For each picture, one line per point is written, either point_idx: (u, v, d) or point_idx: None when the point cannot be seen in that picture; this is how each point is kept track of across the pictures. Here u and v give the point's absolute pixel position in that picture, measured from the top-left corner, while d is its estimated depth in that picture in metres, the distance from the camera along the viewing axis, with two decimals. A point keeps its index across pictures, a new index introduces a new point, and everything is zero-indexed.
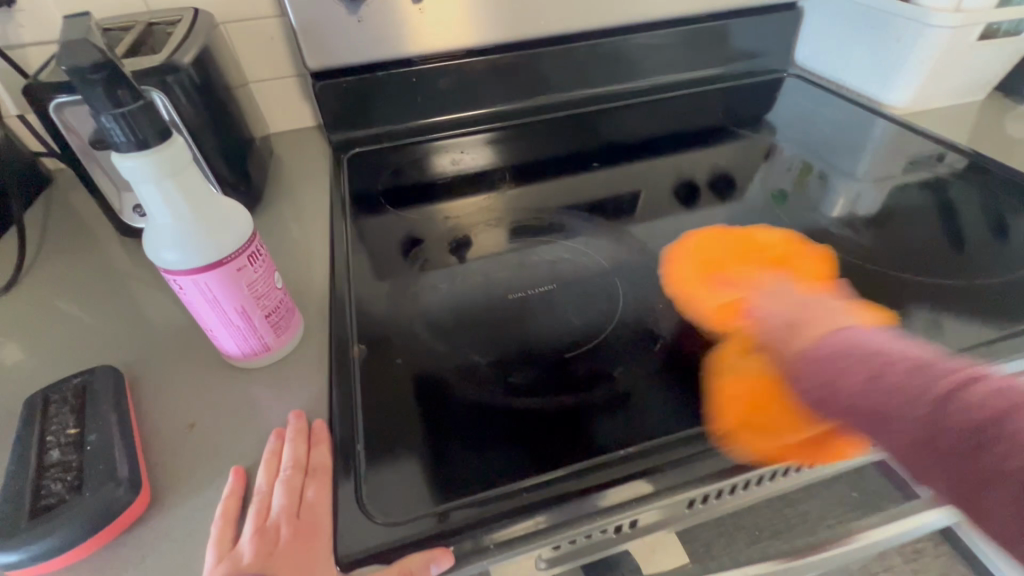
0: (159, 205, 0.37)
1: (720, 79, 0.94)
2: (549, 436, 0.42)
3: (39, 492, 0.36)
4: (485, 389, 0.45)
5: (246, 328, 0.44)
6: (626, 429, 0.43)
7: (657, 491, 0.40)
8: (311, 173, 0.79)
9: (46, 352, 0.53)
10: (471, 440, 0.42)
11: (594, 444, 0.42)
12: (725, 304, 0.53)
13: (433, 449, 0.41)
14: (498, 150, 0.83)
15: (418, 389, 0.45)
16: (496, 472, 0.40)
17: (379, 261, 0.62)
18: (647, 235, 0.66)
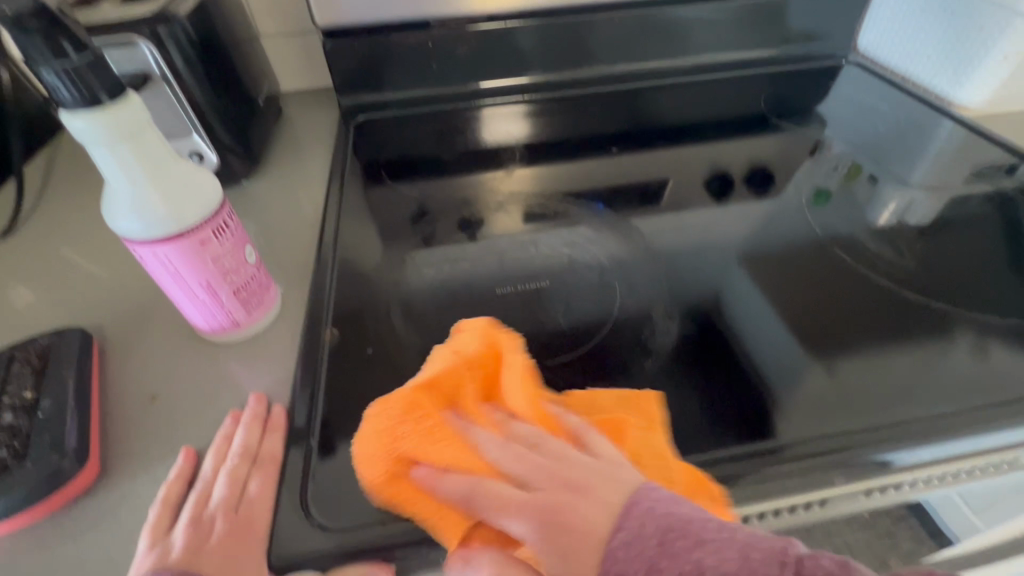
0: (113, 171, 0.35)
1: (771, 62, 0.86)
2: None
3: None
4: None
5: (213, 303, 0.42)
6: None
7: None
8: (316, 138, 0.76)
9: (29, 304, 0.53)
10: None
11: None
12: (439, 509, 0.34)
13: None
14: (537, 123, 0.79)
15: None
16: None
17: (372, 238, 0.59)
18: (662, 233, 0.61)
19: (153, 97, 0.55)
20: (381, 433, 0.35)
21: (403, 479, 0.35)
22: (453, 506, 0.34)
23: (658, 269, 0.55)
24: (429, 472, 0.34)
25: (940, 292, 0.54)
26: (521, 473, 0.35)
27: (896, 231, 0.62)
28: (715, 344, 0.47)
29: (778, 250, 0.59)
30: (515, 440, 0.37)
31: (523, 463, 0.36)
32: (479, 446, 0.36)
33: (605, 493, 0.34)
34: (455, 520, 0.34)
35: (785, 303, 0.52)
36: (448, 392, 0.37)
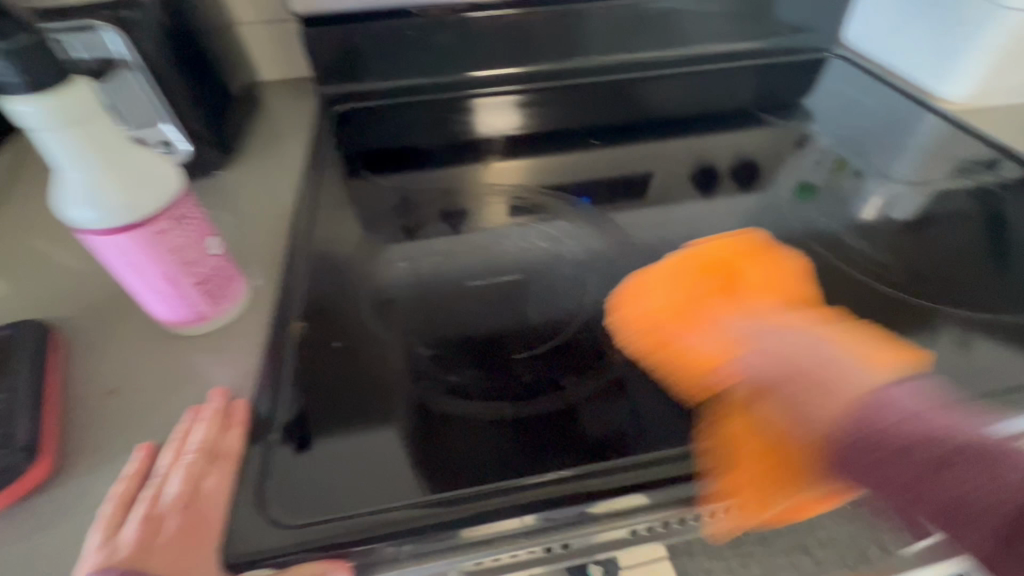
0: (63, 158, 0.34)
1: (759, 55, 0.85)
2: (482, 449, 0.38)
3: None
4: (456, 381, 0.42)
5: (175, 296, 0.41)
6: (616, 435, 0.39)
7: (652, 504, 0.37)
8: (295, 128, 0.74)
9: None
10: (463, 426, 0.40)
11: (565, 454, 0.38)
12: (711, 360, 0.42)
13: (420, 439, 0.39)
14: (530, 113, 0.78)
15: (392, 369, 0.43)
16: (481, 469, 0.37)
17: (348, 230, 0.58)
18: (643, 227, 0.60)
19: (120, 85, 0.54)
20: (655, 296, 0.48)
21: (655, 335, 0.45)
22: (709, 353, 0.42)
23: (636, 264, 0.55)
24: (706, 339, 0.44)
25: (919, 287, 0.53)
26: (773, 349, 0.41)
27: (878, 226, 0.62)
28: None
29: (758, 245, 0.58)
30: (793, 331, 0.43)
31: (782, 340, 0.42)
32: (743, 327, 0.43)
33: (840, 373, 0.38)
34: (710, 363, 0.42)
35: None
36: (715, 281, 0.49)
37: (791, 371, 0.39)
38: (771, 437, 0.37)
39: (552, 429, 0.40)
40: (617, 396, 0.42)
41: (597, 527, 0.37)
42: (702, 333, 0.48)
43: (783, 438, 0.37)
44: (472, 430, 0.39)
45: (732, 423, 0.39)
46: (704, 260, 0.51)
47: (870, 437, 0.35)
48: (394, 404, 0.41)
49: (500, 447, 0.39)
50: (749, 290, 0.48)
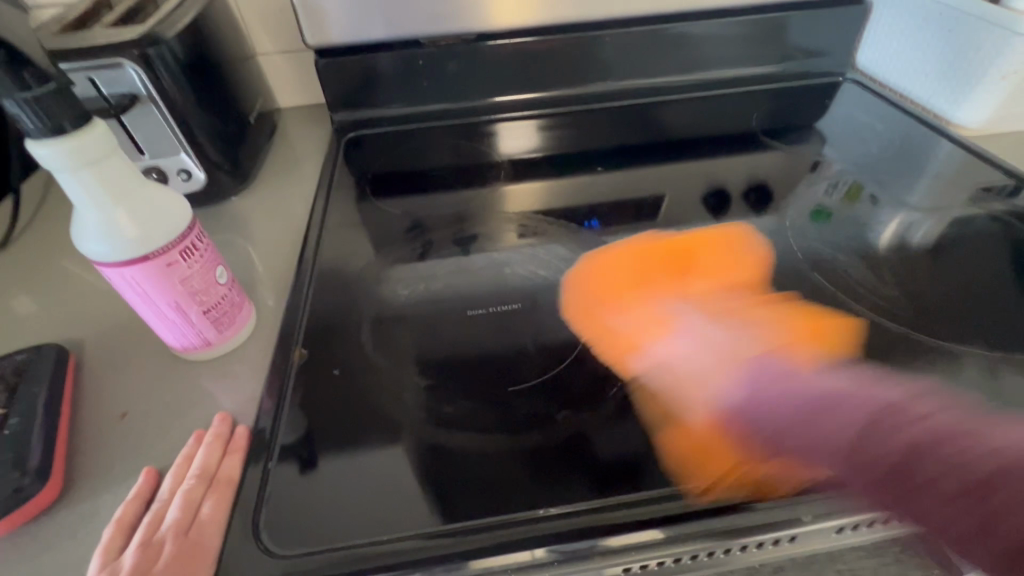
0: (79, 196, 0.36)
1: (770, 79, 0.84)
2: (473, 482, 0.39)
3: None
4: (459, 411, 0.43)
5: (183, 323, 0.43)
6: (628, 471, 0.39)
7: (668, 539, 0.37)
8: (308, 153, 0.76)
9: (17, 314, 0.54)
10: (468, 457, 0.40)
11: (571, 488, 0.38)
12: (652, 323, 0.49)
13: (427, 469, 0.39)
14: (546, 136, 0.79)
15: (387, 397, 0.44)
16: (488, 501, 0.38)
17: (355, 255, 0.59)
18: (650, 253, 0.60)
19: (142, 117, 0.56)
20: (611, 272, 0.56)
21: (597, 309, 0.51)
22: (645, 326, 0.49)
23: (637, 293, 0.54)
24: (652, 305, 0.51)
25: (929, 321, 0.52)
26: (703, 333, 0.47)
27: (892, 254, 0.60)
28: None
29: (763, 273, 0.57)
30: (712, 325, 0.48)
31: (697, 338, 0.47)
32: (682, 316, 0.49)
33: (698, 381, 0.44)
34: (641, 344, 0.47)
35: (764, 330, 0.51)
36: (693, 268, 0.56)
37: (758, 379, 0.43)
38: (704, 429, 0.41)
39: (546, 464, 0.40)
40: (617, 429, 0.42)
41: (609, 563, 0.36)
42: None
43: (710, 426, 0.41)
44: (471, 460, 0.40)
45: (657, 401, 0.43)
46: (670, 252, 0.59)
47: (785, 413, 0.40)
48: (389, 434, 0.41)
49: (491, 482, 0.39)
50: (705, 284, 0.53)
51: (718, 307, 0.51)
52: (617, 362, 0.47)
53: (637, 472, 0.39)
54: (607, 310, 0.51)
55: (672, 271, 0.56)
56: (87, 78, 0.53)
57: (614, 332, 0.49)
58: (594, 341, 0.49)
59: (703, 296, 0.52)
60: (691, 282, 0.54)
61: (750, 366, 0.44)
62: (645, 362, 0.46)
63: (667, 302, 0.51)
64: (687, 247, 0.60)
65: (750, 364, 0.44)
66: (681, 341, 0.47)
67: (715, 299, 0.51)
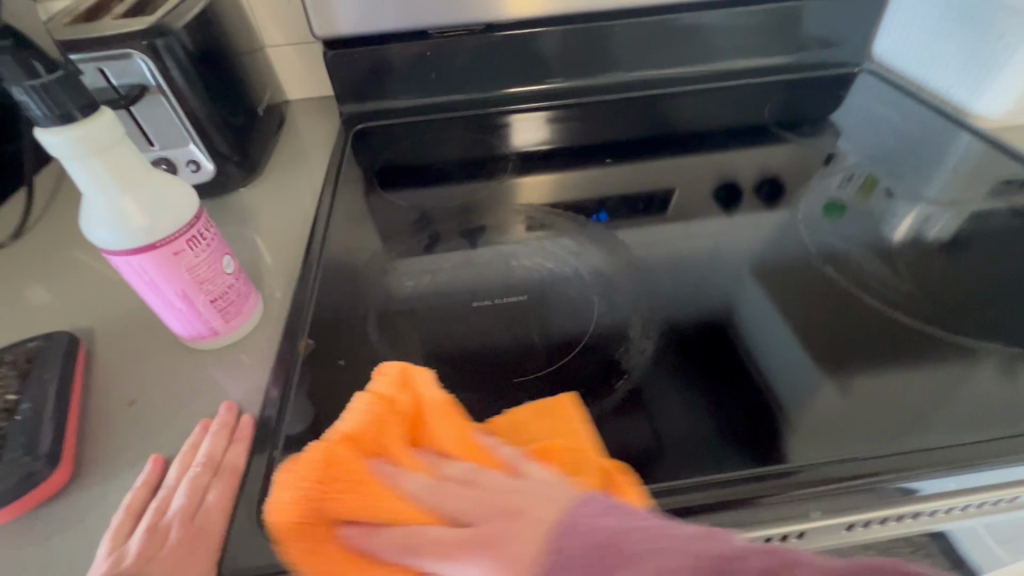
0: (87, 184, 0.36)
1: (784, 70, 0.83)
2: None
3: None
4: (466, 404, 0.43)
5: (190, 311, 0.43)
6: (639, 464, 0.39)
7: None
8: (316, 145, 0.77)
9: (28, 303, 0.54)
10: None
11: None
12: (390, 506, 0.31)
13: None
14: (555, 129, 0.78)
15: None
16: None
17: (361, 247, 0.59)
18: (658, 246, 0.59)
19: (151, 109, 0.57)
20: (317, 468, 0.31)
21: (321, 537, 0.30)
22: (391, 543, 0.30)
23: (644, 286, 0.54)
24: (388, 493, 0.31)
25: (945, 317, 0.51)
26: (455, 491, 0.32)
27: (907, 248, 0.59)
28: (695, 363, 0.46)
29: (773, 268, 0.56)
30: (468, 486, 0.32)
31: (459, 486, 0.32)
32: (419, 487, 0.32)
33: (466, 531, 0.30)
34: (386, 557, 0.30)
35: (775, 324, 0.50)
36: (421, 423, 0.35)
37: (492, 520, 0.30)
38: None
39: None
40: (626, 415, 0.42)
41: None
42: (709, 357, 0.47)
43: None
44: None
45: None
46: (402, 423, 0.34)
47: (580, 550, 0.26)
48: None
49: None
50: (400, 441, 0.34)
51: (459, 462, 0.34)
52: (623, 355, 0.46)
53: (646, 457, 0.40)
54: (378, 454, 0.33)
55: (532, 437, 0.38)
56: (96, 69, 0.53)
57: (365, 554, 0.31)
58: (322, 566, 0.30)
59: (412, 449, 0.34)
60: (402, 441, 0.34)
61: (550, 531, 0.28)
62: (400, 545, 0.30)
63: (402, 473, 0.33)
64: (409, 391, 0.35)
65: (552, 519, 0.28)
66: (411, 504, 0.31)
67: (445, 450, 0.35)
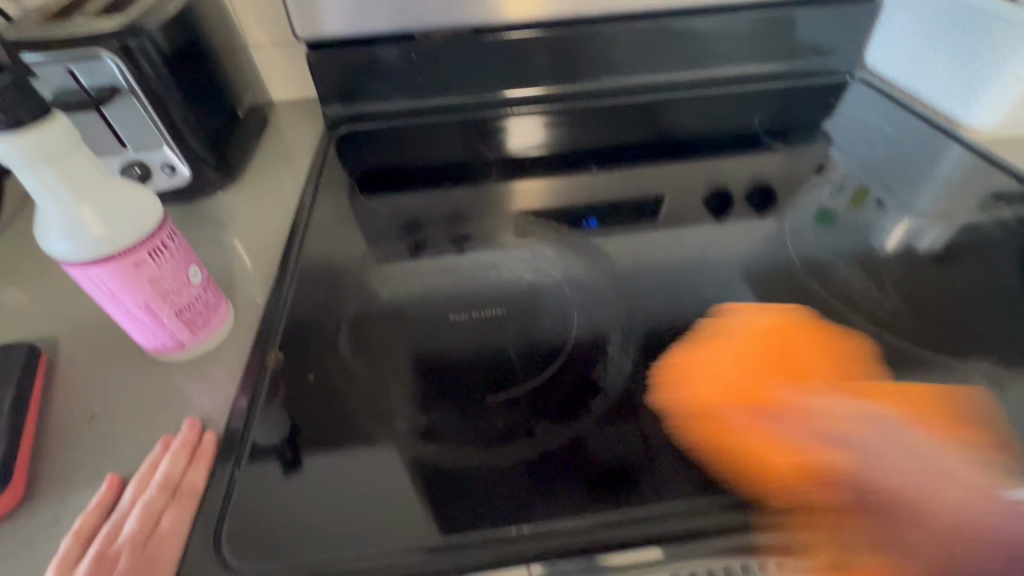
0: (40, 193, 0.34)
1: (777, 77, 0.82)
2: (464, 487, 0.37)
3: None
4: (439, 422, 0.41)
5: (154, 324, 0.41)
6: (619, 486, 0.38)
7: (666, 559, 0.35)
8: (298, 147, 0.75)
9: None
10: (450, 471, 0.38)
11: (560, 502, 0.37)
12: (796, 403, 0.42)
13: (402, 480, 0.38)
14: (545, 133, 0.77)
15: (364, 405, 0.42)
16: (478, 516, 0.36)
17: (340, 254, 0.58)
18: (645, 256, 0.58)
19: (123, 111, 0.55)
20: (753, 357, 0.46)
21: (715, 417, 0.41)
22: (831, 442, 0.39)
23: (627, 300, 0.52)
24: (780, 392, 0.43)
25: (933, 334, 0.50)
26: (833, 418, 0.41)
27: (896, 261, 0.58)
28: (681, 376, 0.45)
29: (761, 280, 0.55)
30: (850, 398, 0.42)
31: (826, 409, 0.42)
32: (831, 398, 0.42)
33: (855, 438, 0.40)
34: (796, 455, 0.38)
35: (761, 339, 0.49)
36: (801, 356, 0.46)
37: (807, 409, 0.42)
38: (793, 456, 0.38)
39: (538, 469, 0.39)
40: (612, 427, 0.41)
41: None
42: (695, 370, 0.45)
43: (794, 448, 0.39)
44: (730, 463, 0.39)
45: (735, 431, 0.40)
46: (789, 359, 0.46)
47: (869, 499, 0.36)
48: (364, 443, 0.40)
49: (480, 496, 0.37)
50: (813, 374, 0.44)
51: (861, 391, 0.43)
52: (606, 368, 0.45)
53: (635, 470, 0.39)
54: (783, 380, 0.44)
55: (784, 361, 0.46)
56: (64, 70, 0.52)
57: (759, 443, 0.39)
58: (750, 477, 0.38)
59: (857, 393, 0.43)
60: (813, 376, 0.44)
61: (912, 479, 0.37)
62: (754, 423, 0.41)
63: (820, 396, 0.43)
64: (771, 340, 0.47)
65: (882, 427, 0.40)
66: (784, 421, 0.41)
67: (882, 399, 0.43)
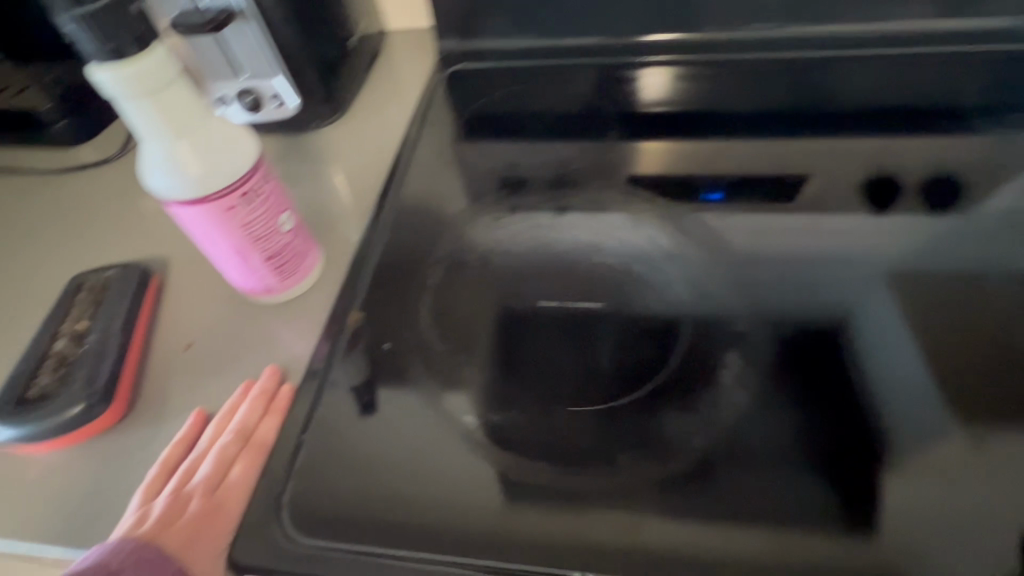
0: (139, 128, 0.34)
1: (1011, 35, 0.61)
2: (538, 495, 0.34)
3: (32, 380, 0.39)
4: (514, 423, 0.37)
5: (245, 267, 0.41)
6: (708, 546, 0.32)
7: None
8: (406, 82, 0.70)
9: (113, 217, 0.56)
10: (518, 484, 0.35)
11: (635, 548, 0.33)
12: None
13: (466, 479, 0.35)
14: (681, 86, 0.64)
15: (438, 386, 0.40)
16: (540, 541, 0.33)
17: (432, 206, 0.54)
18: (785, 256, 0.47)
19: (239, 36, 0.53)
20: None
21: None
22: None
23: (742, 307, 0.43)
24: None
25: None
26: None
27: None
28: (789, 400, 0.38)
29: (938, 311, 0.43)
30: None
31: None
32: None
33: None
34: None
35: (905, 377, 0.39)
36: None
37: None
38: None
39: (622, 491, 0.34)
40: (698, 446, 0.36)
41: None
42: (808, 396, 0.38)
43: None
44: None
45: None
46: None
47: None
48: (432, 426, 0.38)
49: (547, 518, 0.34)
50: None
51: None
52: (699, 379, 0.39)
53: (718, 499, 0.34)
54: None
55: None
56: None
57: None
58: None
59: None
60: None
61: None
62: None
63: None
64: None
65: None
66: None
67: None
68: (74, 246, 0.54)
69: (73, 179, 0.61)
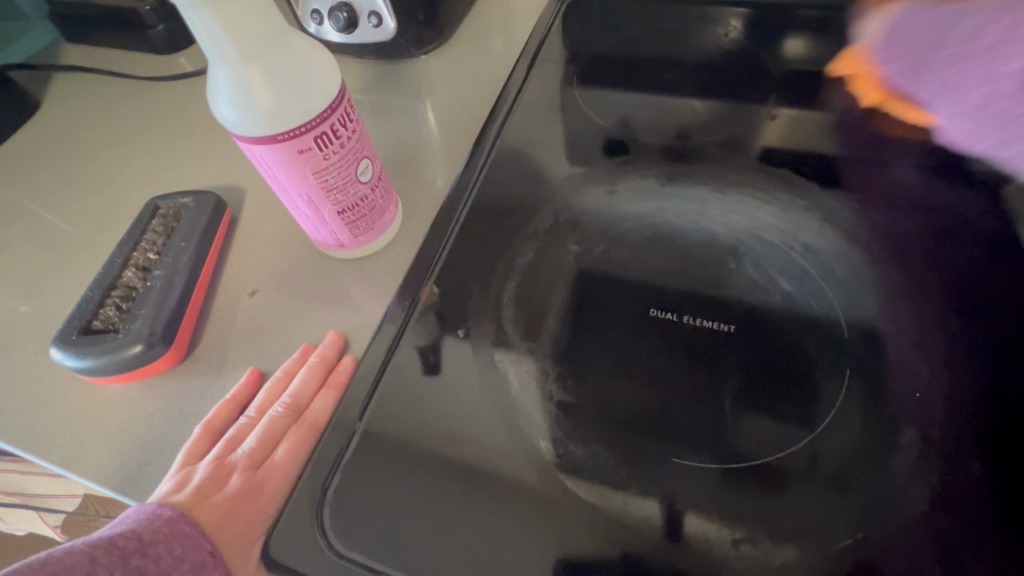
0: (204, 45, 0.28)
1: None
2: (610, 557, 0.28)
3: (97, 309, 0.37)
4: (595, 460, 0.31)
5: (315, 218, 0.36)
6: None
7: None
8: (520, 8, 0.59)
9: (200, 137, 0.53)
10: (589, 538, 0.29)
11: None
12: None
13: (528, 518, 0.30)
14: None
15: (511, 396, 0.34)
16: None
17: (532, 167, 0.45)
18: (997, 300, 0.35)
19: None
20: None
21: None
22: None
23: (908, 346, 0.33)
24: None
25: None
26: None
27: None
28: (942, 475, 0.29)
29: None
30: None
31: None
32: None
33: None
34: None
35: None
36: None
37: None
38: None
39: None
40: (813, 508, 0.29)
41: None
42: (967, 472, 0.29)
43: None
44: None
45: None
46: None
47: None
48: (498, 444, 0.32)
49: None
50: None
51: None
52: (829, 432, 0.31)
53: None
54: None
55: None
56: None
57: None
58: None
59: None
60: None
61: None
62: None
63: None
64: None
65: None
66: None
67: None
68: (160, 163, 0.52)
69: (169, 89, 0.58)
